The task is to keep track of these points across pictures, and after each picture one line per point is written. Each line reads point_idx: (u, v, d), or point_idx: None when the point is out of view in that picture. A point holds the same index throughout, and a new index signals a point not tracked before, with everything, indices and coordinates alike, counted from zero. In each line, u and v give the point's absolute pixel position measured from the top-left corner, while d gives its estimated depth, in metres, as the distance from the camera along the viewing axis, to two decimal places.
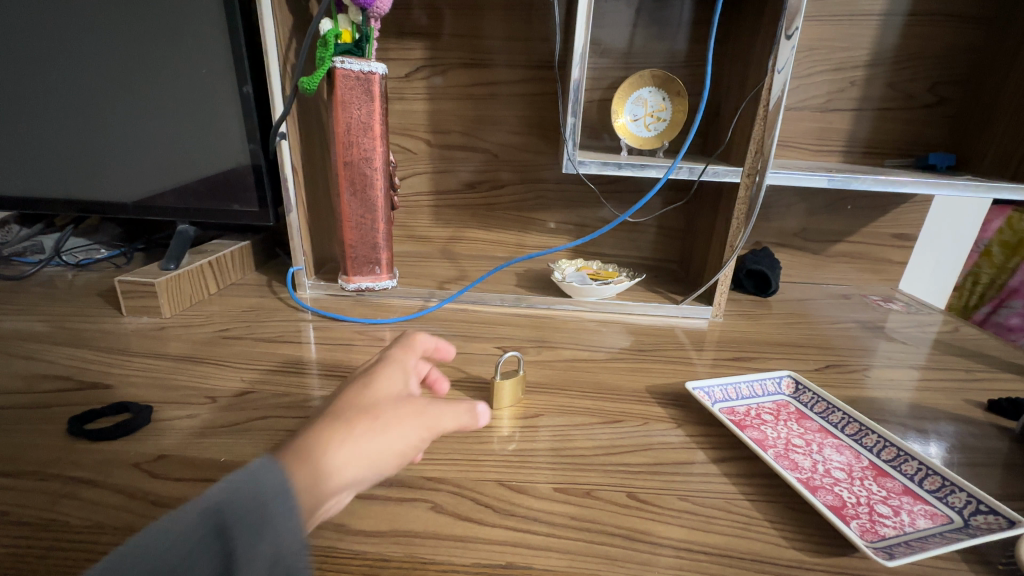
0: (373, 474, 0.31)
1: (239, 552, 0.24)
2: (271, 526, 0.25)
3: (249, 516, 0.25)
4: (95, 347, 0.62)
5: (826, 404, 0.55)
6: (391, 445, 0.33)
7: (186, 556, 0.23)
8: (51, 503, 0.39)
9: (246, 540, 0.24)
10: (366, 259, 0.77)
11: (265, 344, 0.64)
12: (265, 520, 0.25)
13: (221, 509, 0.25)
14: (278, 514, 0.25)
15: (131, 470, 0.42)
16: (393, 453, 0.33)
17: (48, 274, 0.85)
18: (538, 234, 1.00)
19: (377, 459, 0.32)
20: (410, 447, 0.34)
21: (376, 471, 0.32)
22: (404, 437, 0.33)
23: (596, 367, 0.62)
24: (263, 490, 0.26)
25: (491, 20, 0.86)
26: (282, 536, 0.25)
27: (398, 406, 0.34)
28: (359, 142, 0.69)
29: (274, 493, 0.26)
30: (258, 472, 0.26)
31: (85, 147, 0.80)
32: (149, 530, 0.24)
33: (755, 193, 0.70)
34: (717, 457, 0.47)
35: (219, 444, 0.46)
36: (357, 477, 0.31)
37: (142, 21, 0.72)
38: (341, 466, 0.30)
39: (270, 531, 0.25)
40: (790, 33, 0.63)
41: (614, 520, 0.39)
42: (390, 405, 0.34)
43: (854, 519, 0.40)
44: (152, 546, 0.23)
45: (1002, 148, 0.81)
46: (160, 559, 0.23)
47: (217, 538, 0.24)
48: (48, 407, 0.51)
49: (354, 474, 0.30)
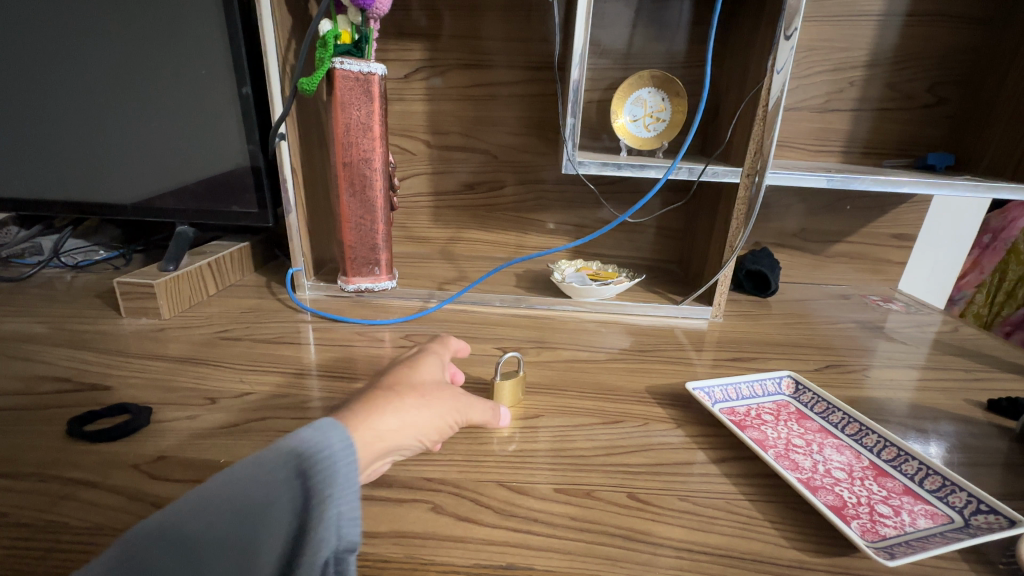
0: (413, 442, 0.38)
1: (313, 493, 0.30)
2: (339, 475, 0.31)
3: (322, 465, 0.31)
4: (94, 348, 0.62)
5: (826, 404, 0.55)
6: (430, 421, 0.39)
7: (272, 486, 0.30)
8: (50, 505, 0.39)
9: (318, 485, 0.30)
10: (365, 260, 0.76)
11: (264, 345, 0.64)
12: (334, 470, 0.31)
13: (298, 457, 0.31)
14: (343, 467, 0.31)
15: (130, 471, 0.42)
16: (430, 428, 0.39)
17: (47, 275, 0.85)
18: (538, 235, 1.00)
19: (418, 430, 0.38)
20: (442, 427, 0.41)
21: (414, 441, 0.38)
22: (441, 417, 0.40)
23: (596, 368, 0.62)
24: (332, 444, 0.31)
25: (490, 21, 0.86)
26: (345, 484, 0.31)
27: (438, 390, 0.41)
28: (359, 143, 0.69)
29: (341, 448, 0.32)
30: (327, 428, 0.32)
31: (84, 148, 0.80)
32: (252, 459, 0.31)
33: (754, 194, 0.70)
34: (718, 457, 0.47)
35: (218, 445, 0.45)
36: (403, 441, 0.37)
37: (141, 22, 0.72)
38: (394, 429, 0.36)
39: (336, 480, 0.31)
40: (790, 33, 0.63)
41: (615, 521, 0.39)
42: (432, 389, 0.41)
43: (854, 519, 0.40)
44: (246, 479, 0.30)
45: (1000, 149, 0.81)
46: (254, 489, 0.29)
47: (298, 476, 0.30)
48: (46, 408, 0.50)
49: (400, 439, 0.37)
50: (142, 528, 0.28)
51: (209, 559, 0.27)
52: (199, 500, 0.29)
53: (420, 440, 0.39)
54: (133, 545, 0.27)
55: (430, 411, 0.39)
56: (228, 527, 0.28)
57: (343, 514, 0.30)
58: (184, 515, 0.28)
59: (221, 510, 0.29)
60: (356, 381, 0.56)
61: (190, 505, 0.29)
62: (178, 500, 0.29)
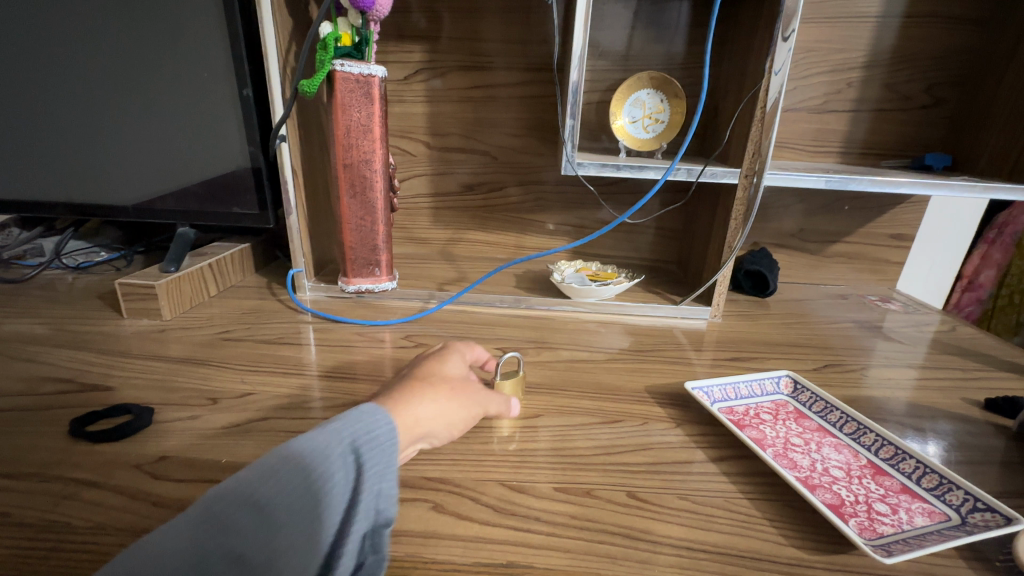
0: (443, 430, 0.43)
1: (365, 466, 0.34)
2: (384, 453, 0.36)
3: (370, 443, 0.36)
4: (96, 349, 0.62)
5: (824, 403, 0.56)
6: (459, 412, 0.44)
7: (331, 460, 0.34)
8: (53, 505, 0.39)
9: (368, 461, 0.35)
10: (365, 261, 0.77)
11: (265, 346, 0.65)
12: (380, 448, 0.36)
13: (351, 436, 0.35)
14: (387, 446, 0.36)
15: (133, 471, 0.42)
16: (458, 419, 0.44)
17: (48, 277, 0.85)
18: (537, 236, 1.00)
19: (447, 420, 0.43)
20: (469, 418, 0.45)
21: (444, 430, 0.44)
22: (468, 408, 0.45)
23: (595, 368, 0.62)
24: (378, 426, 0.37)
25: (490, 22, 0.87)
26: (387, 462, 0.36)
27: (467, 385, 0.47)
28: (359, 145, 0.70)
29: (386, 429, 0.37)
30: (373, 412, 0.38)
31: (86, 150, 0.80)
32: (306, 439, 0.35)
33: (752, 194, 0.71)
34: (717, 456, 0.47)
35: (220, 445, 0.46)
36: (433, 429, 0.42)
37: (143, 25, 0.72)
38: (425, 417, 0.42)
39: (381, 458, 0.36)
40: (787, 35, 0.63)
41: (614, 520, 0.39)
42: (461, 383, 0.46)
43: (852, 518, 0.40)
44: (309, 452, 0.34)
45: (997, 149, 0.81)
46: (317, 461, 0.33)
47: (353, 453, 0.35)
48: (49, 409, 0.51)
49: (430, 428, 0.42)
50: (216, 493, 0.31)
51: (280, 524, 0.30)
52: (268, 468, 0.32)
53: (448, 429, 0.44)
54: (211, 506, 0.30)
55: (458, 403, 0.44)
56: (296, 492, 0.32)
57: (384, 488, 0.35)
58: (256, 481, 0.31)
59: (289, 477, 0.32)
60: (357, 381, 0.57)
61: (260, 472, 0.32)
62: (245, 471, 0.32)
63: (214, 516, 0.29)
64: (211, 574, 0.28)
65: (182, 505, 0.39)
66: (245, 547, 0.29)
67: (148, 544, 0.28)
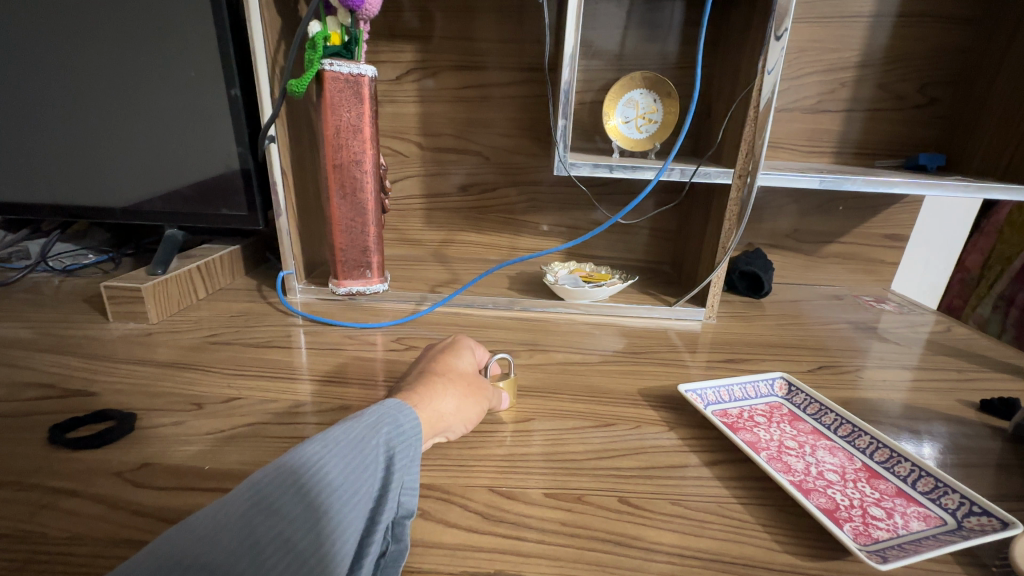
0: (460, 425, 0.46)
1: (395, 459, 0.36)
2: (410, 447, 0.37)
3: (401, 437, 0.37)
4: (80, 354, 0.61)
5: (819, 406, 0.55)
6: (476, 408, 0.47)
7: (368, 452, 0.35)
8: (29, 515, 0.38)
9: (398, 454, 0.36)
10: (356, 263, 0.76)
11: (253, 349, 0.64)
12: (407, 443, 0.37)
13: (383, 429, 0.36)
14: (414, 441, 0.38)
15: (113, 479, 0.41)
16: (474, 414, 0.47)
17: (34, 280, 0.84)
18: (531, 237, 1.00)
19: (465, 415, 0.46)
20: (483, 414, 0.48)
21: (461, 425, 0.46)
22: (483, 405, 0.48)
23: (589, 371, 0.61)
24: (405, 421, 0.38)
25: (481, 22, 0.86)
26: (413, 456, 0.37)
27: (482, 382, 0.49)
28: (349, 145, 0.69)
29: (412, 425, 0.38)
30: (401, 408, 0.39)
31: (71, 151, 0.79)
32: (343, 431, 0.35)
33: (746, 195, 0.70)
34: (710, 460, 0.47)
35: (204, 452, 0.45)
36: (453, 423, 0.45)
37: (130, 24, 0.71)
38: (445, 412, 0.44)
39: (408, 451, 0.37)
40: (780, 34, 0.63)
41: (606, 526, 0.39)
42: (475, 380, 0.49)
43: (847, 522, 0.40)
44: (346, 443, 0.34)
45: (991, 148, 0.81)
46: (354, 452, 0.34)
47: (385, 447, 0.36)
48: (29, 415, 0.50)
49: (450, 423, 0.45)
50: (258, 480, 0.31)
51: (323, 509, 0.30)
52: (309, 458, 0.32)
53: (465, 424, 0.46)
54: (255, 493, 0.30)
55: (475, 400, 0.47)
56: (337, 480, 0.32)
57: (409, 481, 0.36)
58: (298, 468, 0.32)
59: (330, 466, 0.32)
60: (347, 385, 0.56)
61: (302, 460, 0.32)
62: (288, 456, 0.33)
63: (260, 500, 0.30)
64: (262, 555, 0.27)
65: (162, 514, 0.38)
66: (294, 530, 0.29)
67: (197, 524, 0.28)
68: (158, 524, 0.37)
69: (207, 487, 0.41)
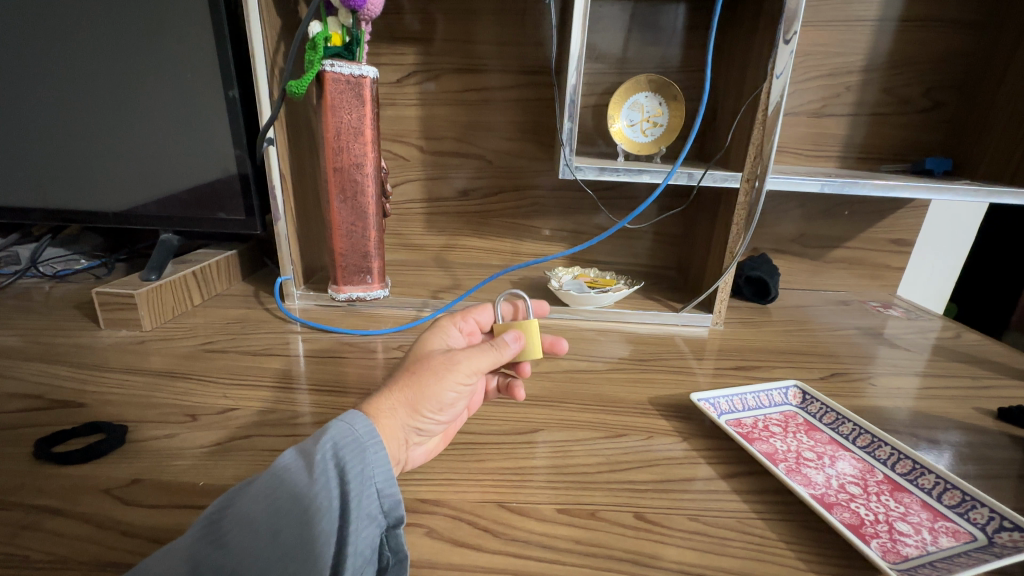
0: (420, 420, 0.40)
1: (354, 473, 0.33)
2: (366, 453, 0.34)
3: (353, 447, 0.34)
4: (69, 363, 0.59)
5: (835, 415, 0.54)
6: (427, 396, 0.39)
7: (317, 472, 0.32)
8: (10, 537, 0.36)
9: (351, 464, 0.33)
10: (356, 268, 0.74)
11: (251, 358, 0.62)
12: (361, 449, 0.34)
13: (330, 442, 0.34)
14: (372, 446, 0.35)
15: (101, 496, 0.39)
16: (430, 403, 0.39)
17: (23, 286, 0.81)
18: (534, 242, 0.98)
19: (416, 407, 0.39)
20: (447, 396, 0.40)
21: (423, 419, 0.40)
22: (436, 388, 0.40)
23: (597, 379, 0.60)
24: (359, 428, 0.35)
25: (482, 25, 0.85)
26: (374, 460, 0.34)
27: (430, 362, 0.41)
28: (349, 148, 0.67)
29: (366, 430, 0.35)
30: (353, 418, 0.36)
31: (65, 154, 0.77)
32: (289, 456, 0.34)
33: (755, 199, 0.69)
34: (726, 472, 0.45)
35: (199, 467, 0.42)
36: (407, 422, 0.39)
37: (125, 24, 0.69)
38: (386, 407, 0.38)
39: (365, 458, 0.34)
40: (789, 38, 0.62)
41: (622, 544, 0.37)
42: (424, 362, 0.41)
43: (873, 539, 0.38)
44: (294, 469, 0.33)
45: (998, 152, 0.81)
46: (303, 476, 0.32)
47: (336, 462, 0.33)
48: (14, 428, 0.47)
49: (400, 422, 0.38)
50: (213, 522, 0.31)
51: (281, 541, 0.30)
52: (258, 487, 0.32)
53: (426, 417, 0.40)
54: (211, 530, 0.30)
55: (420, 389, 0.39)
56: (285, 504, 0.31)
57: (381, 488, 0.34)
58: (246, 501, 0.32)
59: (275, 493, 0.32)
60: (347, 395, 0.54)
61: (248, 490, 0.32)
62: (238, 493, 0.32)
63: (214, 537, 0.30)
64: None
65: (153, 534, 0.36)
66: (243, 561, 0.29)
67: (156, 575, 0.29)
68: (149, 546, 0.35)
69: (201, 504, 0.39)
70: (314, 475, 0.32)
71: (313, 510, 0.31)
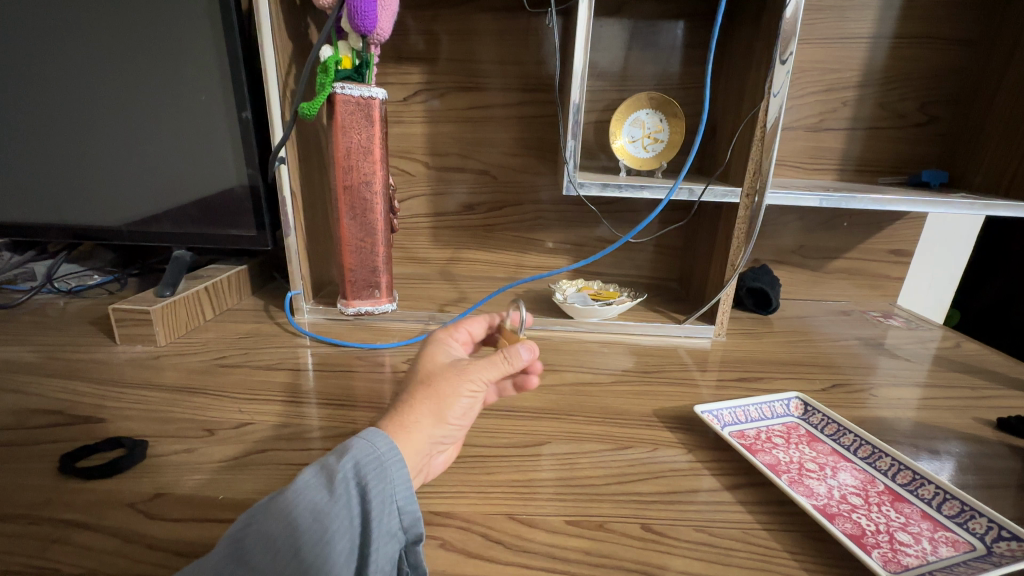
0: (444, 431, 0.41)
1: (370, 491, 0.34)
2: (386, 470, 0.35)
3: (372, 465, 0.35)
4: (85, 379, 0.60)
5: (837, 426, 0.55)
6: (449, 407, 0.41)
7: (337, 490, 0.34)
8: (40, 550, 0.37)
9: (371, 482, 0.35)
10: (365, 282, 0.75)
11: (263, 372, 0.63)
12: (380, 467, 0.35)
13: (351, 461, 0.35)
14: (390, 463, 0.36)
15: (126, 510, 0.40)
16: (451, 412, 0.41)
17: (39, 302, 0.84)
18: (537, 254, 1.00)
19: (439, 419, 0.41)
20: (465, 404, 0.42)
21: (447, 428, 0.42)
22: (456, 397, 0.42)
23: (602, 392, 0.61)
24: (381, 445, 0.37)
25: (486, 44, 0.87)
26: (392, 477, 0.35)
27: (444, 373, 0.42)
28: (359, 167, 0.69)
29: (387, 448, 0.36)
30: (372, 435, 0.37)
31: (80, 171, 0.79)
32: (309, 472, 0.35)
33: (755, 213, 0.71)
34: (731, 484, 0.46)
35: (218, 481, 0.44)
36: (431, 434, 0.41)
37: (142, 49, 0.72)
38: (411, 423, 0.40)
39: (384, 475, 0.35)
40: (785, 58, 0.64)
41: (630, 555, 0.38)
42: (438, 374, 0.42)
43: (874, 549, 0.39)
44: (314, 487, 0.34)
45: (995, 165, 0.82)
46: (323, 493, 0.34)
47: (356, 480, 0.35)
48: (36, 443, 0.49)
49: (425, 433, 0.40)
50: (237, 538, 0.32)
51: (301, 558, 0.31)
52: (278, 505, 0.33)
53: (451, 424, 0.42)
54: (237, 545, 0.32)
55: (439, 400, 0.41)
56: (303, 523, 0.32)
57: (400, 504, 0.35)
58: (266, 519, 0.33)
59: (294, 512, 0.33)
60: (358, 408, 0.55)
61: (268, 509, 0.33)
62: (259, 511, 0.33)
63: (238, 554, 0.32)
64: None
65: (177, 548, 0.37)
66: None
67: None
68: (173, 558, 0.36)
69: (223, 517, 0.40)
70: (335, 494, 0.34)
71: (330, 528, 0.32)
